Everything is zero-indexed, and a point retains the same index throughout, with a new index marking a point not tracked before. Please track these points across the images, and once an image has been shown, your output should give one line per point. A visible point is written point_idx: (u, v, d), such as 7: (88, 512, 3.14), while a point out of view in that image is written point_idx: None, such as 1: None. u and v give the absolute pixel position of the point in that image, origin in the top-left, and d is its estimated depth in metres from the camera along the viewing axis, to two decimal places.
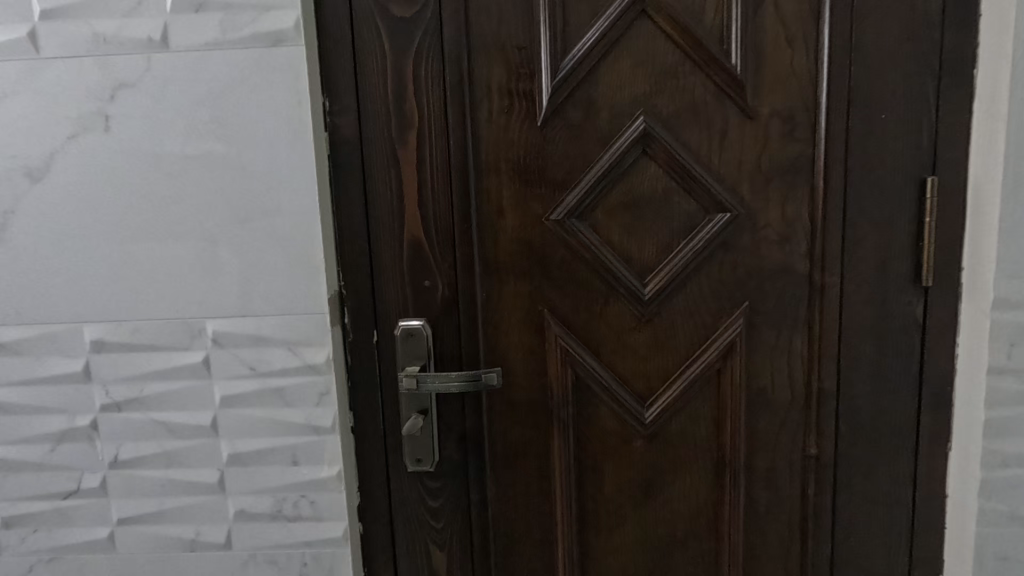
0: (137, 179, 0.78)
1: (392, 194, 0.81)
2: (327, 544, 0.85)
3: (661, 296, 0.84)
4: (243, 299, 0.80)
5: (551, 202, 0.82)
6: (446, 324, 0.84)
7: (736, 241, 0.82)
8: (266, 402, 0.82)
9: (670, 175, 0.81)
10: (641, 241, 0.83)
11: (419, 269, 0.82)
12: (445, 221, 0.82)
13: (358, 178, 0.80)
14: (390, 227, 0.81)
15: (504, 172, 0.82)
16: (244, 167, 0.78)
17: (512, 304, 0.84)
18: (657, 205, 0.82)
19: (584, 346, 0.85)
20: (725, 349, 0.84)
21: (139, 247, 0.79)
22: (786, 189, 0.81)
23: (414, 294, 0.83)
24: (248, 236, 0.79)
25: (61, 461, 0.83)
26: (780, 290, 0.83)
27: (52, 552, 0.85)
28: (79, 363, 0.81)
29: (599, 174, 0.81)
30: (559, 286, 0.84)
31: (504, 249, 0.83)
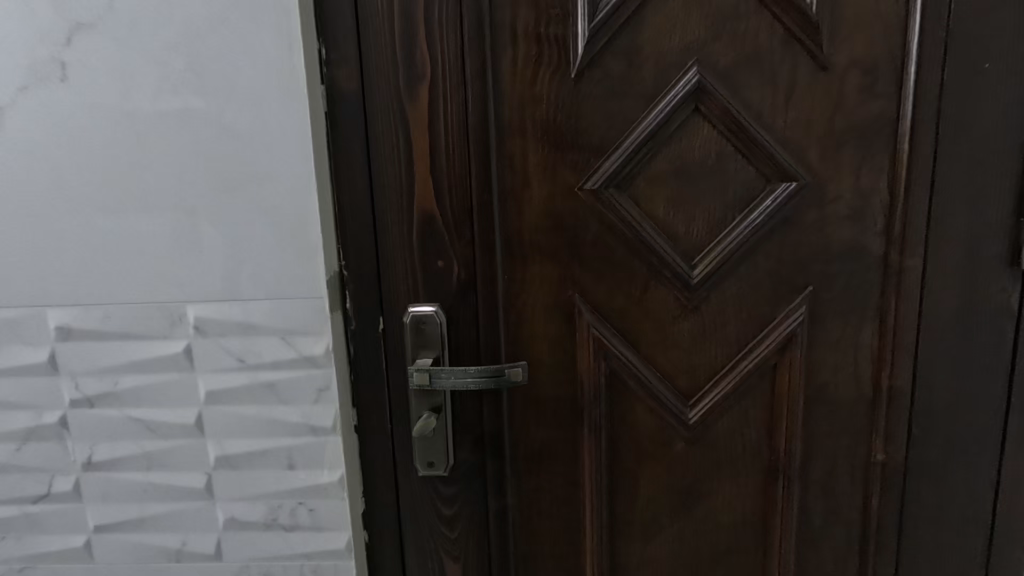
0: (101, 140, 0.67)
1: (399, 159, 0.69)
2: (329, 554, 0.76)
3: (711, 280, 0.72)
4: (228, 281, 0.70)
5: (584, 170, 0.71)
6: (463, 312, 0.73)
7: (801, 217, 0.71)
8: (257, 398, 0.72)
9: (726, 138, 0.69)
10: (689, 215, 0.71)
11: (432, 248, 0.71)
12: (462, 191, 0.70)
13: (360, 140, 0.68)
14: (397, 199, 0.70)
15: (531, 135, 0.70)
16: (226, 125, 0.66)
17: (538, 289, 0.73)
18: (710, 174, 0.70)
19: (620, 337, 0.74)
20: (783, 341, 0.73)
21: (106, 220, 0.68)
22: (863, 155, 0.69)
23: (426, 276, 0.72)
24: (231, 208, 0.68)
25: (29, 462, 0.74)
26: (850, 274, 0.71)
27: (22, 560, 0.77)
28: (45, 353, 0.71)
29: (643, 136, 0.69)
30: (593, 268, 0.73)
31: (529, 224, 0.72)
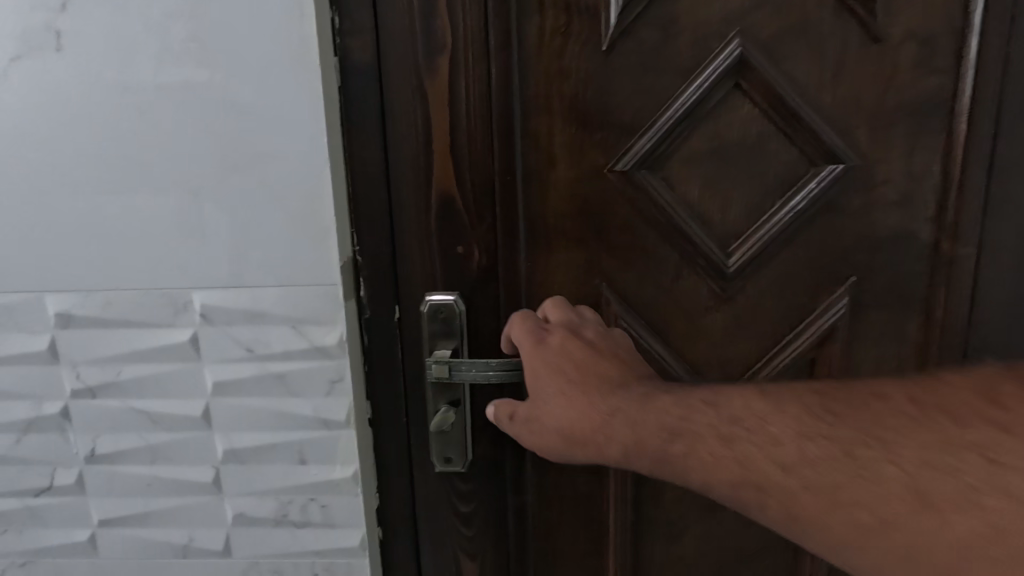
0: (99, 115, 0.62)
1: (417, 137, 0.64)
2: (341, 553, 0.73)
3: (747, 269, 0.68)
4: (236, 267, 0.66)
5: (613, 149, 0.66)
6: (483, 301, 0.69)
7: (846, 202, 0.66)
8: (267, 390, 0.69)
9: (768, 117, 0.64)
10: (726, 199, 0.67)
11: (450, 233, 0.67)
12: (484, 172, 0.66)
13: (376, 117, 0.64)
14: (415, 179, 0.65)
15: (558, 111, 0.65)
16: (232, 99, 0.62)
17: (562, 276, 0.69)
18: (749, 156, 0.65)
19: (648, 329, 0.70)
20: (823, 334, 0.69)
21: (106, 201, 0.64)
22: (915, 135, 0.64)
23: (444, 262, 0.68)
24: (238, 188, 0.64)
25: (30, 454, 0.71)
26: (897, 263, 0.67)
27: (25, 555, 0.74)
28: (44, 341, 0.68)
29: (679, 114, 0.64)
30: (621, 255, 0.68)
31: (554, 207, 0.67)
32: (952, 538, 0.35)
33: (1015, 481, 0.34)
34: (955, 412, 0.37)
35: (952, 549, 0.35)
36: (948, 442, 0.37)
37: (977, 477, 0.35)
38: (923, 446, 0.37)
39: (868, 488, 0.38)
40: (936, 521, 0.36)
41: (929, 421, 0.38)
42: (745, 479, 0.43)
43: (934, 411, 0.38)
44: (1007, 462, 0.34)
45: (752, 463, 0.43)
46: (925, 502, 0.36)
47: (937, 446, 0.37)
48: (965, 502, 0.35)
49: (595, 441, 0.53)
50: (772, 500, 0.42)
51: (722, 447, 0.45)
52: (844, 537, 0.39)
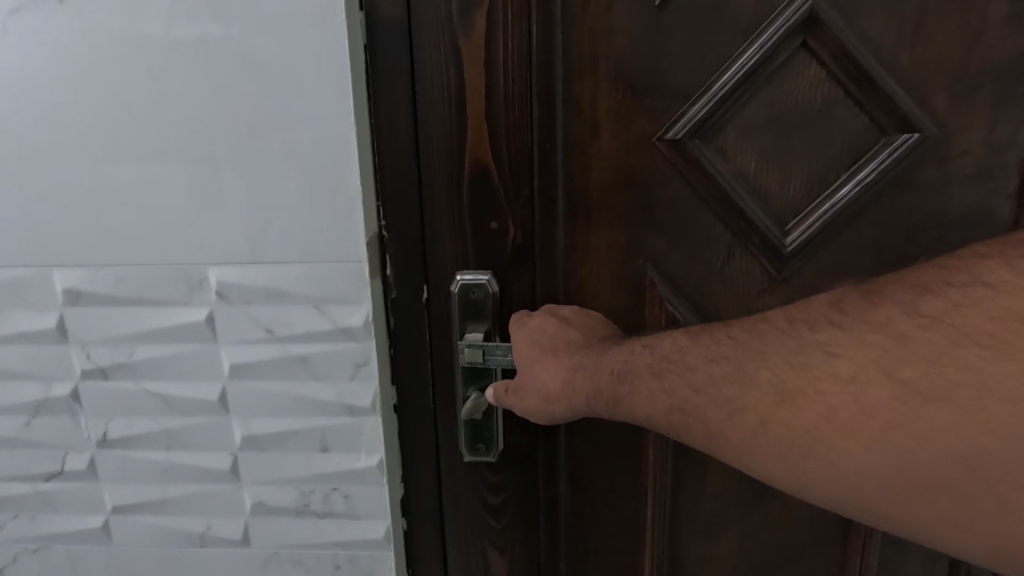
0: (107, 75, 0.57)
1: (449, 101, 0.59)
2: (365, 545, 0.70)
3: (805, 249, 0.62)
4: (254, 242, 0.61)
5: (663, 116, 0.60)
6: (518, 281, 0.64)
7: (919, 176, 0.60)
8: (287, 374, 0.65)
9: (837, 81, 0.58)
10: (786, 173, 0.61)
11: (484, 206, 0.62)
12: (521, 140, 0.60)
13: (405, 77, 0.58)
14: (446, 147, 0.60)
15: (604, 74, 0.59)
16: (249, 58, 0.57)
17: (603, 256, 0.64)
18: (813, 124, 0.60)
19: (695, 313, 0.65)
20: None
21: (116, 169, 0.60)
22: (1001, 103, 0.58)
23: (476, 239, 0.62)
24: (256, 157, 0.59)
25: (40, 437, 0.68)
26: (971, 245, 0.61)
27: (37, 541, 0.71)
28: (53, 318, 0.64)
29: (738, 76, 0.58)
30: (668, 233, 0.63)
31: (597, 181, 0.62)
32: (804, 426, 0.40)
33: (845, 367, 0.39)
34: (811, 321, 0.42)
35: (808, 435, 0.39)
36: (800, 346, 0.41)
37: (821, 368, 0.40)
38: (787, 353, 0.42)
39: (752, 395, 0.42)
40: (794, 413, 0.40)
41: (789, 330, 0.42)
42: (670, 407, 0.48)
43: (794, 323, 0.43)
44: (842, 354, 0.39)
45: (673, 389, 0.48)
46: (789, 402, 0.40)
47: (797, 351, 0.41)
48: (813, 393, 0.39)
49: (563, 398, 0.55)
50: (679, 416, 0.47)
51: (654, 382, 0.49)
52: (740, 438, 0.43)
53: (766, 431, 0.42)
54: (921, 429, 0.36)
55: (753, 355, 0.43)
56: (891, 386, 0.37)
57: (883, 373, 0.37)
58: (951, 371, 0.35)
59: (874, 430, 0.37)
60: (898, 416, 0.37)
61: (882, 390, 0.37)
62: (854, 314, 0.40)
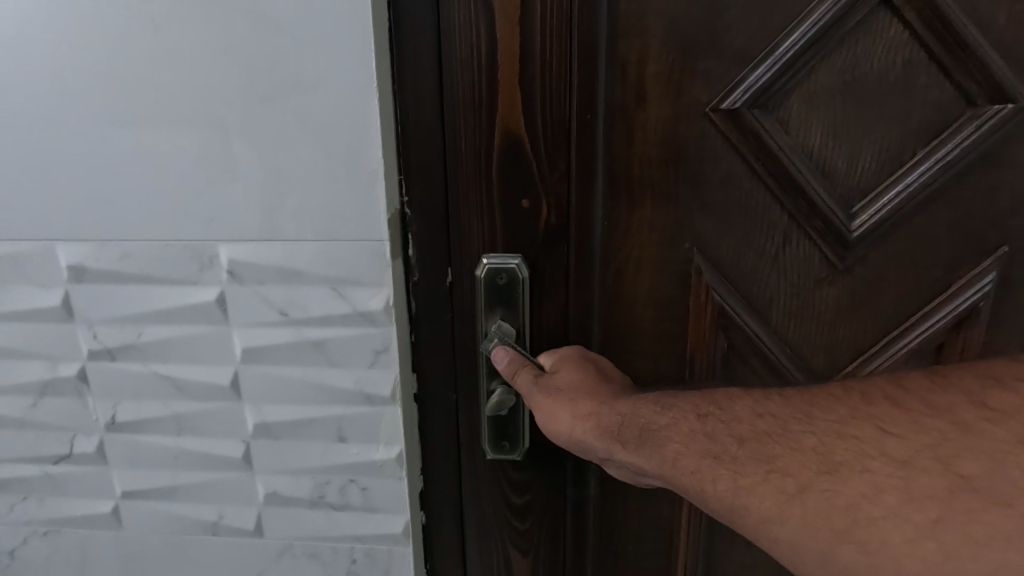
0: (104, 32, 0.53)
1: (478, 62, 0.53)
2: (382, 539, 0.66)
3: (870, 234, 0.57)
4: (268, 217, 0.57)
5: (721, 83, 0.54)
6: (550, 267, 0.58)
7: (1006, 154, 0.55)
8: (303, 359, 0.61)
9: (920, 44, 0.53)
10: (857, 148, 0.55)
11: (518, 183, 0.56)
12: (560, 108, 0.54)
13: (432, 35, 0.52)
14: (475, 115, 0.54)
15: (656, 31, 0.53)
16: (260, 13, 0.52)
17: (647, 241, 0.58)
18: (887, 94, 0.54)
19: (745, 305, 0.59)
20: (964, 315, 0.58)
21: (120, 136, 0.55)
22: None
23: (508, 219, 0.57)
24: (271, 124, 0.54)
25: (47, 419, 0.65)
26: None
27: (48, 524, 0.69)
28: (58, 296, 0.60)
29: (808, 39, 0.52)
30: (719, 215, 0.57)
31: (642, 154, 0.56)
32: (846, 504, 0.33)
33: (899, 447, 0.34)
34: (865, 393, 0.37)
35: (847, 514, 0.33)
36: (853, 415, 0.36)
37: (873, 447, 0.34)
38: (838, 421, 0.36)
39: (796, 460, 0.36)
40: (837, 488, 0.34)
41: (844, 398, 0.37)
42: (704, 450, 0.41)
43: (851, 392, 0.38)
44: (898, 433, 0.34)
45: (715, 435, 0.41)
46: (835, 474, 0.34)
47: (849, 421, 0.36)
48: (860, 470, 0.34)
49: (597, 414, 0.50)
50: (710, 465, 0.40)
51: (696, 423, 0.43)
52: (773, 505, 0.36)
53: (802, 504, 0.35)
54: (976, 534, 0.30)
55: (799, 419, 0.38)
56: (946, 477, 0.32)
57: (938, 460, 0.32)
58: (1015, 473, 0.30)
59: (920, 522, 0.31)
60: (948, 509, 0.31)
61: (935, 480, 0.32)
62: (915, 392, 0.36)
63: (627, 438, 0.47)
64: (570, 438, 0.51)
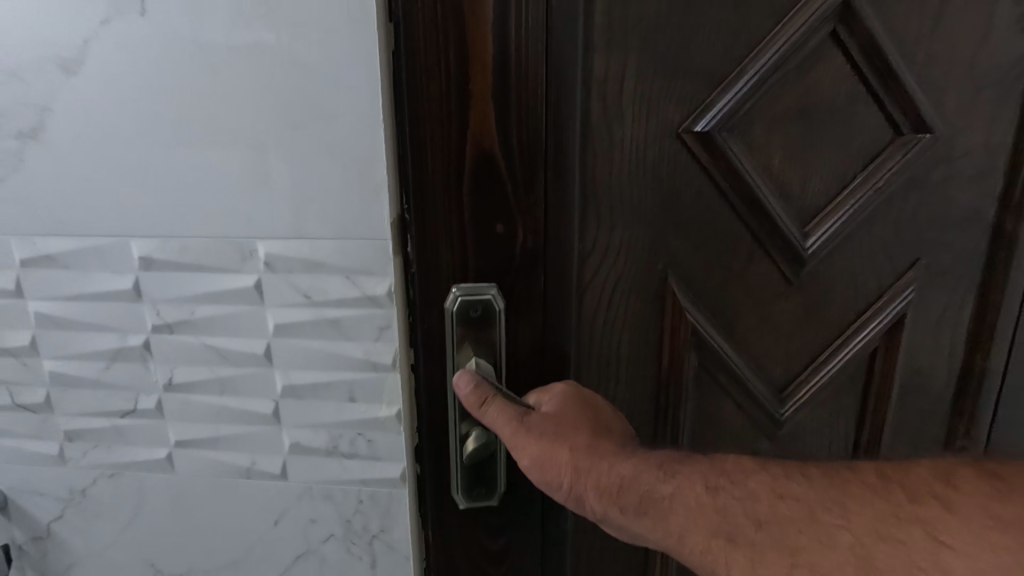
0: (170, 72, 0.68)
1: (451, 105, 0.62)
2: (383, 484, 0.81)
3: (824, 249, 0.72)
4: (296, 219, 0.72)
5: (690, 109, 0.66)
6: (521, 280, 0.68)
7: (926, 175, 0.71)
8: (321, 334, 0.76)
9: (860, 73, 0.67)
10: (807, 171, 0.70)
11: (489, 212, 0.65)
12: (529, 136, 0.64)
13: (424, 77, 0.61)
14: (447, 143, 0.63)
15: (634, 54, 0.64)
16: (295, 61, 0.66)
17: (625, 263, 0.70)
18: (815, 122, 0.68)
19: (710, 316, 0.73)
20: (894, 322, 0.76)
21: (184, 154, 0.71)
22: (994, 102, 0.70)
23: (479, 243, 0.67)
24: (301, 145, 0.69)
25: (117, 380, 0.81)
26: (961, 243, 0.74)
27: (113, 468, 0.85)
28: (129, 281, 0.76)
29: (750, 73, 0.65)
30: (694, 237, 0.70)
31: (615, 171, 0.67)
32: None
33: (956, 562, 0.38)
34: (910, 491, 0.42)
35: None
36: (898, 516, 0.41)
37: (925, 559, 0.38)
38: (878, 519, 0.41)
39: (829, 558, 0.41)
40: None
41: (887, 493, 0.42)
42: (717, 529, 0.47)
43: (893, 486, 0.43)
44: (951, 544, 0.38)
45: (728, 511, 0.47)
46: None
47: (890, 521, 0.41)
48: None
49: (595, 473, 0.56)
50: (722, 546, 0.46)
51: (706, 496, 0.49)
52: None
53: None
54: None
55: (832, 507, 0.43)
56: None
57: None
58: None
59: None
60: None
61: None
62: (972, 497, 0.40)
63: (627, 504, 0.53)
64: (572, 493, 0.58)
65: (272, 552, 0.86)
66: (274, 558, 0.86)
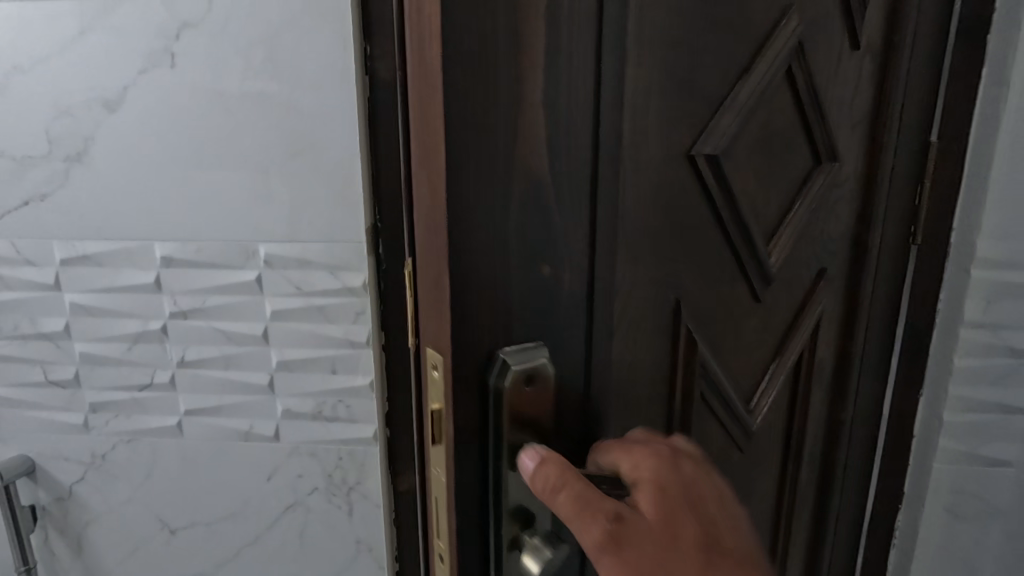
0: (194, 112, 0.87)
1: (486, 98, 0.41)
2: (360, 442, 0.99)
3: (781, 267, 0.69)
4: (291, 227, 0.91)
5: (700, 127, 0.54)
6: (563, 342, 0.51)
7: (841, 192, 0.76)
8: (310, 318, 0.94)
9: (806, 107, 0.65)
10: (769, 191, 0.65)
11: (534, 243, 0.47)
12: (575, 147, 0.47)
13: (461, 53, 0.40)
14: (487, 173, 0.43)
15: (654, 54, 0.49)
16: (292, 105, 0.86)
17: (635, 303, 0.54)
18: (780, 143, 0.64)
19: (711, 347, 0.62)
20: (813, 327, 0.77)
21: (202, 175, 0.89)
22: (881, 136, 0.78)
23: (520, 288, 0.47)
24: (297, 170, 0.88)
25: (138, 359, 0.98)
26: (869, 261, 0.83)
27: (130, 434, 1.01)
28: (152, 276, 0.94)
29: (742, 103, 0.56)
30: (697, 270, 0.58)
31: (637, 193, 0.51)
32: None
33: None
34: None
35: None
36: None
37: None
38: None
39: None
40: None
41: None
42: None
43: None
44: None
45: None
46: None
47: None
48: None
49: None
50: None
51: None
52: None
53: None
54: None
55: None
56: None
57: None
58: None
59: None
60: None
61: None
62: None
63: None
64: None
65: (264, 504, 1.02)
66: (267, 510, 1.03)
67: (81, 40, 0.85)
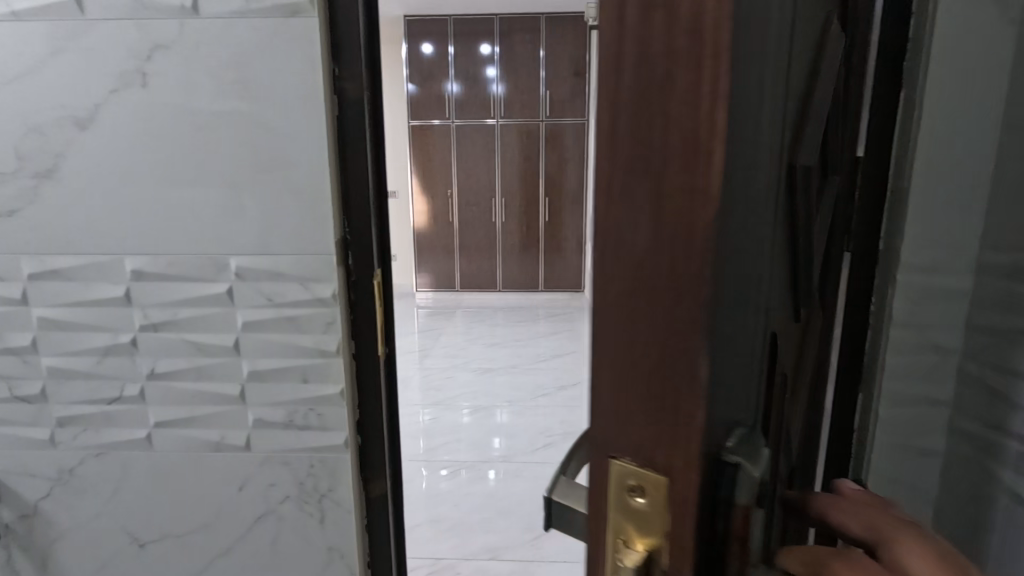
0: (167, 130, 0.89)
1: (751, 99, 0.30)
2: (332, 450, 1.01)
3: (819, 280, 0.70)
4: (263, 240, 0.93)
5: (805, 138, 0.50)
6: (757, 407, 0.40)
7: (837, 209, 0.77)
8: (282, 328, 0.96)
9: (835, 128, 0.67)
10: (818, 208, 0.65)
11: (755, 285, 0.36)
12: (774, 163, 0.38)
13: (744, 42, 0.28)
14: (744, 201, 0.31)
15: (800, 58, 0.43)
16: (263, 124, 0.89)
17: (775, 336, 0.47)
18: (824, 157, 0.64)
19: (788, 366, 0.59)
20: (823, 339, 0.79)
21: (173, 191, 0.92)
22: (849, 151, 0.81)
23: (745, 350, 0.35)
24: (268, 185, 0.91)
25: (107, 372, 0.98)
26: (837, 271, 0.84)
27: (98, 447, 1.01)
28: (121, 289, 0.95)
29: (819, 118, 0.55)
30: (789, 290, 0.54)
31: (782, 210, 0.45)
32: None
33: None
34: None
35: None
36: None
37: None
38: None
39: None
40: None
41: None
42: None
43: None
44: None
45: None
46: None
47: None
48: None
49: None
50: None
51: None
52: None
53: None
54: None
55: None
56: None
57: None
58: None
59: None
60: None
61: None
62: None
63: None
64: None
65: (236, 514, 1.03)
66: (239, 520, 1.04)
67: (53, 60, 0.87)
